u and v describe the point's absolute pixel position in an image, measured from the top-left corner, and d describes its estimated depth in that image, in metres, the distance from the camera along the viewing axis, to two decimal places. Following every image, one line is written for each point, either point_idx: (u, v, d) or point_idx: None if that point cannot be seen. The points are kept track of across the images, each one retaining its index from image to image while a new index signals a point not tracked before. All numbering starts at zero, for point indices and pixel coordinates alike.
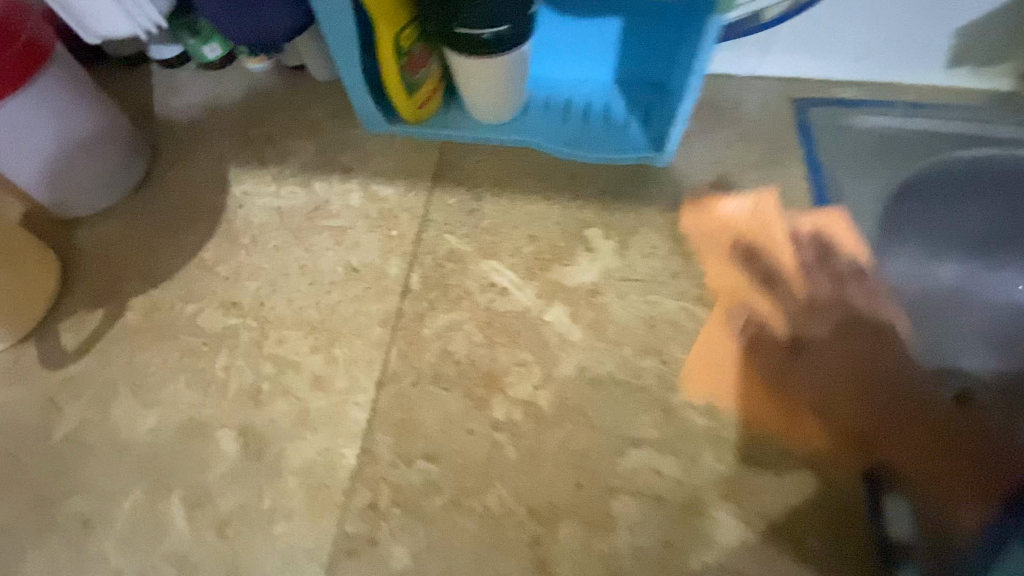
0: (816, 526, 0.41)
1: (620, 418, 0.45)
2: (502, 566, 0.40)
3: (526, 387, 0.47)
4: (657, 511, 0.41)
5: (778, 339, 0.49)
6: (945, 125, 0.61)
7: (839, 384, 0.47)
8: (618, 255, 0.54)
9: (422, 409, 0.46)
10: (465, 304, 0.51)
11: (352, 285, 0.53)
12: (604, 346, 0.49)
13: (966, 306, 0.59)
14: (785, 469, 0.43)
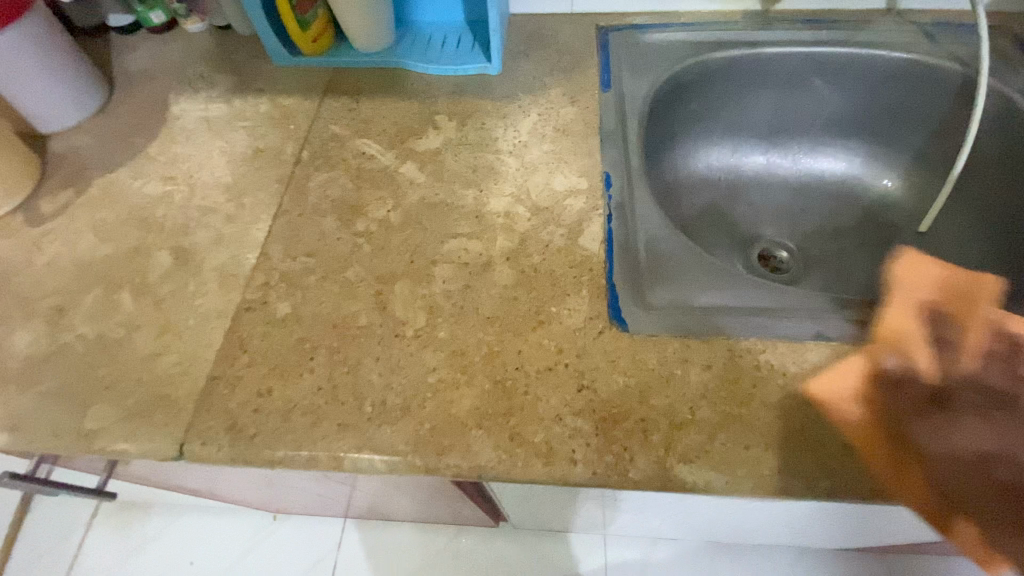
0: (578, 274, 0.59)
1: (445, 222, 0.63)
2: (353, 308, 0.57)
3: (382, 210, 0.65)
4: (464, 270, 0.59)
5: (568, 171, 0.67)
6: (700, 36, 0.83)
7: (619, 209, 0.64)
8: (457, 128, 0.72)
9: (304, 227, 0.64)
10: (341, 166, 0.69)
11: (259, 160, 0.71)
12: (440, 184, 0.67)
13: (687, 181, 0.91)
14: (559, 243, 0.61)
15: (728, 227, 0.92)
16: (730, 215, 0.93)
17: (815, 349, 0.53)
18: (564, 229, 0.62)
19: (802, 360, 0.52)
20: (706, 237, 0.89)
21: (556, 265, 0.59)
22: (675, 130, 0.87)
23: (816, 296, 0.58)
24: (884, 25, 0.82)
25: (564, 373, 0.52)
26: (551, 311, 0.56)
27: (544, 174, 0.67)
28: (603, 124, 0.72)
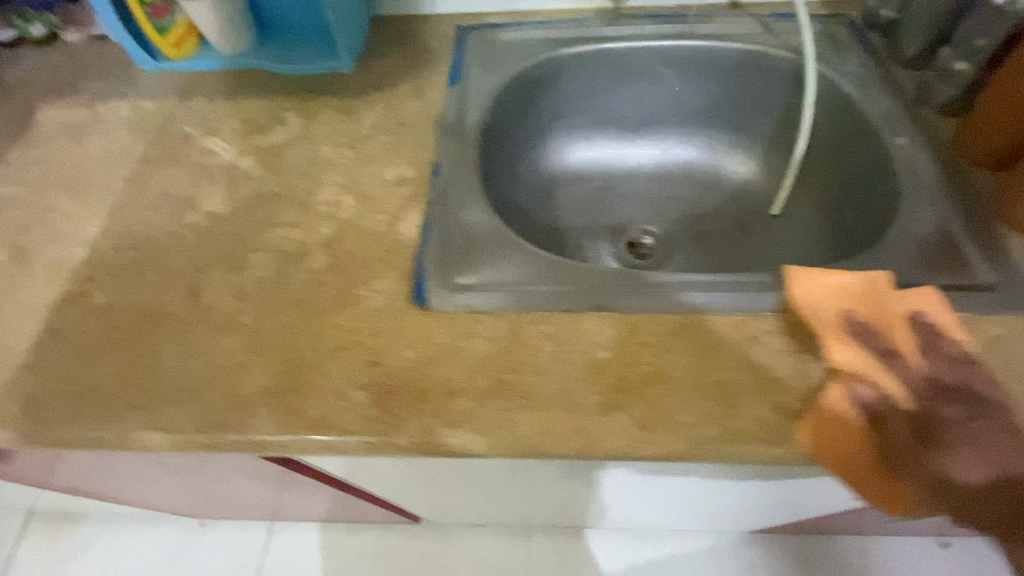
0: (388, 256, 0.60)
1: (271, 212, 0.65)
2: (167, 296, 0.59)
3: (213, 204, 0.67)
4: (278, 257, 0.61)
5: (399, 160, 0.69)
6: (552, 33, 0.86)
7: (438, 194, 0.66)
8: (302, 124, 0.75)
9: (137, 222, 0.66)
10: (185, 163, 0.72)
11: (109, 161, 0.73)
12: (274, 176, 0.69)
13: (549, 171, 0.94)
14: (376, 229, 0.63)
15: (600, 217, 0.94)
16: (601, 204, 0.95)
17: (590, 322, 0.55)
18: (384, 216, 0.64)
19: (575, 331, 0.55)
20: (575, 226, 0.92)
21: (369, 249, 0.61)
22: (537, 124, 0.91)
23: (608, 272, 0.60)
24: (724, 17, 0.85)
25: (352, 350, 0.54)
26: (354, 293, 0.58)
27: (375, 163, 0.69)
28: (440, 116, 0.74)
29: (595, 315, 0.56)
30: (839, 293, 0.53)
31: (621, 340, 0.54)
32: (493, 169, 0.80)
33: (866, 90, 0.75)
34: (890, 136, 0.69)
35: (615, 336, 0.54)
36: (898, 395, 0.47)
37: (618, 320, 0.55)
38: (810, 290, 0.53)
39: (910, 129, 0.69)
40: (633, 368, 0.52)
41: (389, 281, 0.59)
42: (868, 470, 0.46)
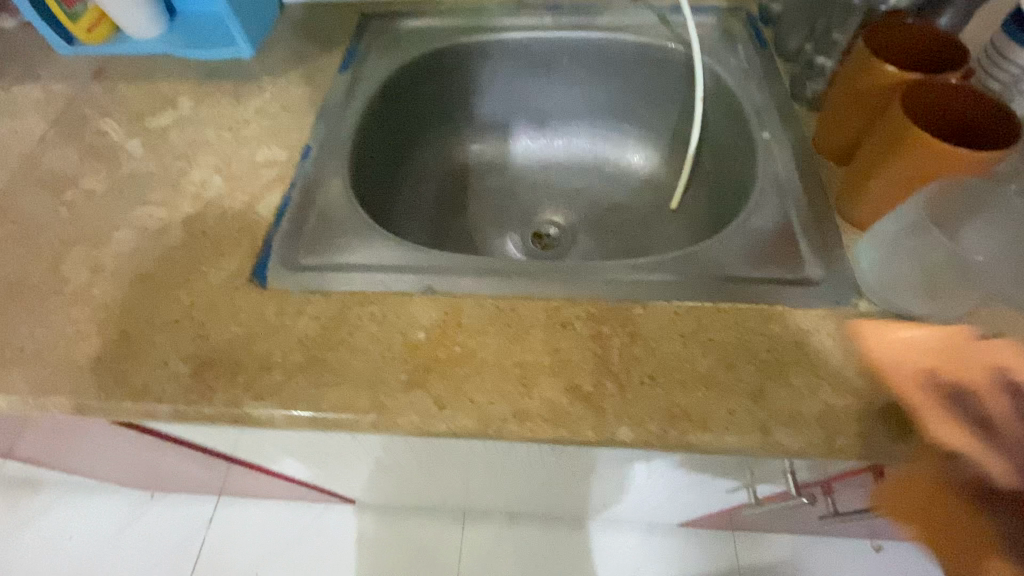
0: (240, 235, 0.63)
1: (143, 191, 0.68)
2: (30, 267, 0.62)
3: (92, 182, 0.70)
4: (139, 234, 0.64)
5: (273, 144, 0.72)
6: (454, 23, 0.88)
7: (302, 177, 0.68)
8: (192, 108, 0.78)
9: (20, 197, 0.69)
10: (76, 143, 0.75)
11: (8, 139, 0.77)
12: (155, 157, 0.72)
13: (455, 160, 0.96)
14: (235, 209, 0.65)
15: (506, 206, 0.95)
16: (508, 194, 0.96)
17: (416, 303, 0.56)
18: (247, 196, 0.67)
19: (399, 310, 0.56)
20: (478, 214, 0.94)
21: (224, 228, 0.64)
22: (441, 113, 0.92)
23: (448, 255, 0.62)
24: (619, 9, 0.87)
25: (185, 322, 0.56)
26: (202, 269, 0.60)
27: (250, 147, 0.72)
28: (323, 101, 0.76)
29: (422, 295, 0.57)
30: (907, 348, 0.47)
31: (439, 319, 0.55)
32: (382, 155, 0.82)
33: (745, 84, 0.75)
34: (756, 130, 0.69)
35: (436, 316, 0.55)
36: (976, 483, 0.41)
37: (442, 300, 0.56)
38: (881, 346, 0.48)
39: (777, 123, 0.69)
40: (443, 348, 0.53)
41: (236, 258, 0.61)
42: None
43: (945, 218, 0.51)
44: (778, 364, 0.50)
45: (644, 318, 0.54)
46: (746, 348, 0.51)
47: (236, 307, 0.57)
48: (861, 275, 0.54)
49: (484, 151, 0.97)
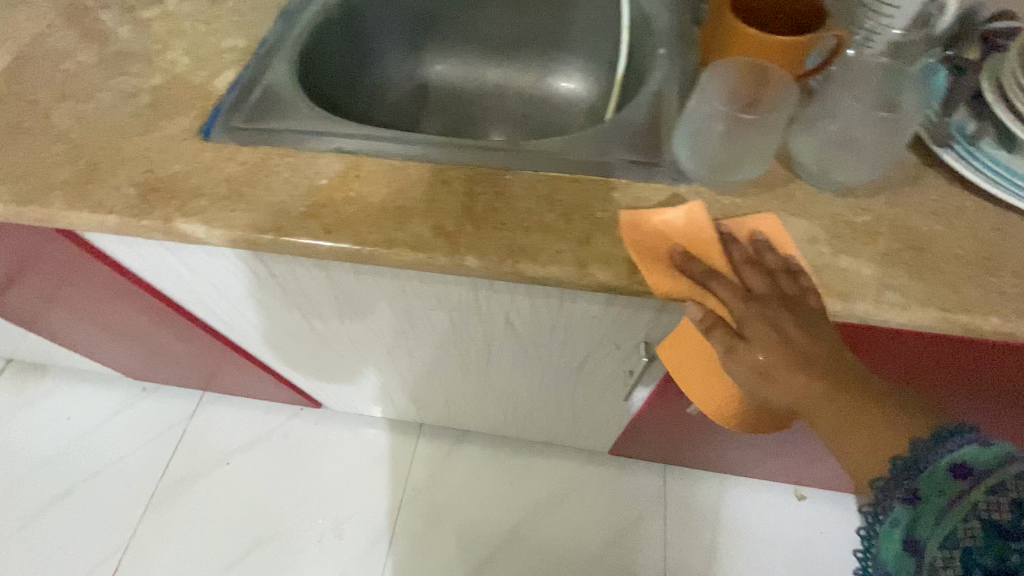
0: (195, 101, 0.74)
1: (124, 65, 0.81)
2: (23, 114, 0.75)
3: (85, 57, 0.82)
4: (115, 96, 0.76)
5: (235, 34, 0.83)
6: None
7: (255, 61, 0.79)
8: (176, 5, 0.90)
9: (24, 65, 0.82)
10: (76, 28, 0.87)
11: (21, 21, 0.90)
12: (138, 41, 0.84)
13: (412, 79, 1.05)
14: (195, 81, 0.77)
15: (458, 126, 1.05)
16: (462, 115, 1.06)
17: (325, 158, 0.66)
18: (206, 72, 0.78)
19: (310, 161, 0.66)
20: (432, 131, 1.03)
21: (182, 95, 0.75)
22: (403, 32, 1.01)
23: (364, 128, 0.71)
24: None
25: (139, 160, 0.68)
26: (159, 123, 0.72)
27: (217, 36, 0.83)
28: (285, 4, 0.86)
29: (333, 152, 0.67)
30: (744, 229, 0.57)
31: (342, 169, 0.65)
32: (342, 62, 0.92)
33: (659, 10, 0.83)
34: (655, 48, 0.78)
35: (340, 167, 0.65)
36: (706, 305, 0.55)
37: (348, 157, 0.66)
38: (678, 225, 0.57)
39: (673, 42, 0.77)
40: (340, 191, 0.63)
41: (187, 117, 0.73)
42: (694, 371, 0.63)
43: (754, 103, 0.58)
44: (607, 221, 0.59)
45: (512, 182, 0.63)
46: (587, 209, 0.60)
47: (182, 152, 0.69)
48: (678, 159, 0.62)
49: (440, 73, 1.06)
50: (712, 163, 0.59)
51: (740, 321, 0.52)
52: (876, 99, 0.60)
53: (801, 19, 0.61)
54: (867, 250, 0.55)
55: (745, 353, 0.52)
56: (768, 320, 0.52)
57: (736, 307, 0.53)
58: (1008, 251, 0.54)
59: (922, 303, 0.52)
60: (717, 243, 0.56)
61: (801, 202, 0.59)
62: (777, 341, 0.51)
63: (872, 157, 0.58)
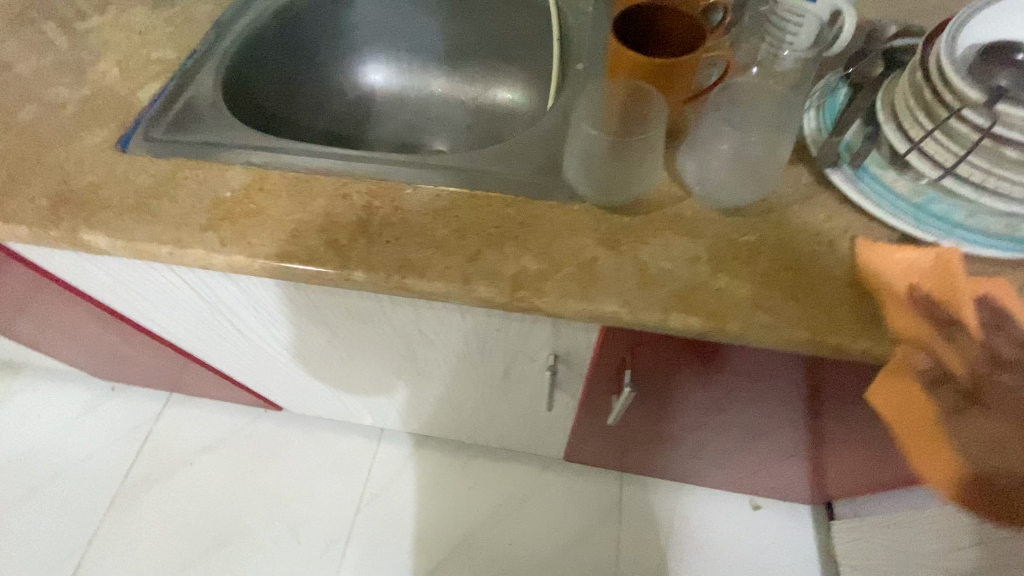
0: (118, 113, 0.76)
1: (57, 75, 0.82)
2: None
3: (21, 67, 0.84)
4: (44, 106, 0.78)
5: (167, 46, 0.84)
6: None
7: (180, 73, 0.80)
8: (116, 16, 0.91)
9: None
10: (18, 37, 0.89)
11: None
12: (75, 51, 0.86)
13: (354, 88, 1.04)
14: (122, 93, 0.78)
15: (403, 134, 1.05)
16: (407, 123, 1.06)
17: (233, 171, 0.67)
18: (134, 84, 0.80)
19: (218, 175, 0.67)
20: (376, 140, 1.04)
21: (107, 107, 0.77)
22: (344, 42, 1.00)
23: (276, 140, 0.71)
24: None
25: (57, 171, 0.70)
26: (81, 134, 0.74)
27: (150, 48, 0.85)
28: (218, 15, 0.87)
29: (243, 165, 0.68)
30: (913, 268, 0.53)
31: (248, 182, 0.66)
32: (278, 74, 0.92)
33: (584, 25, 0.84)
34: (575, 62, 0.79)
35: (246, 180, 0.66)
36: (949, 359, 0.49)
37: (255, 170, 0.67)
38: (880, 265, 0.54)
39: (592, 57, 0.78)
40: (242, 204, 0.64)
41: (108, 129, 0.74)
42: (924, 431, 0.49)
43: (623, 133, 0.58)
44: (498, 237, 0.59)
45: (411, 196, 0.64)
46: (480, 224, 0.61)
47: (99, 163, 0.70)
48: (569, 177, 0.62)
49: (381, 82, 1.05)
50: (595, 188, 0.60)
51: (980, 385, 0.48)
52: (763, 118, 0.63)
53: (682, 37, 0.59)
54: (747, 270, 0.56)
55: (976, 421, 0.48)
56: (1008, 387, 0.48)
57: (958, 361, 0.49)
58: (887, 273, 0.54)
59: (791, 324, 0.52)
60: (961, 295, 0.51)
61: (689, 221, 0.60)
62: (1009, 406, 0.47)
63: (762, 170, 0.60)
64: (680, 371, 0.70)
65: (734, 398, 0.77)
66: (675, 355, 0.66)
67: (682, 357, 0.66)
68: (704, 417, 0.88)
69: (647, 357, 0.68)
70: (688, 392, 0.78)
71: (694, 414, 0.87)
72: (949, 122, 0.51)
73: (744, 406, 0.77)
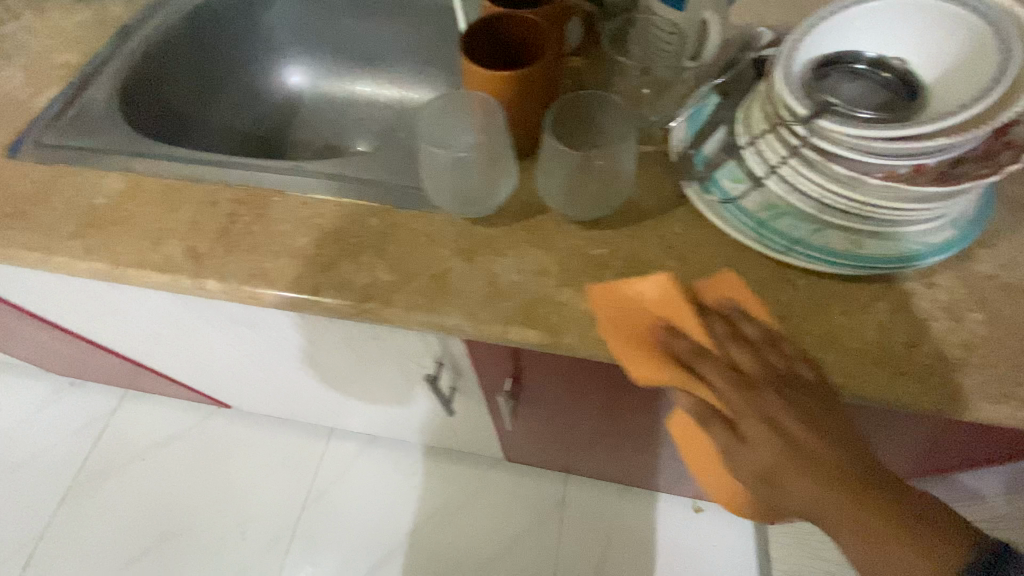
0: (12, 120, 0.76)
1: None
2: None
3: None
4: None
5: (71, 52, 0.84)
6: None
7: (79, 80, 0.80)
8: (27, 17, 0.91)
9: None
10: None
11: None
12: None
13: (276, 90, 1.04)
14: (18, 100, 0.79)
15: (325, 133, 1.03)
16: (330, 121, 1.03)
17: (110, 179, 0.67)
18: (33, 90, 0.80)
19: (96, 182, 0.67)
20: (298, 141, 1.02)
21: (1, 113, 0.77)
22: (262, 44, 1.01)
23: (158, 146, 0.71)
24: None
25: None
26: None
27: (55, 52, 0.85)
28: (125, 20, 0.88)
29: (121, 171, 0.68)
30: (641, 298, 0.55)
31: (123, 190, 0.66)
32: (190, 77, 0.93)
33: None
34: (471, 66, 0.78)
35: (121, 187, 0.66)
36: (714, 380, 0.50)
37: (131, 177, 0.67)
38: (610, 302, 0.55)
39: None
40: (113, 211, 0.64)
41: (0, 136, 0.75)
42: (694, 448, 0.58)
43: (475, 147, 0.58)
44: (355, 247, 0.59)
45: (277, 204, 0.63)
46: (340, 233, 0.60)
47: None
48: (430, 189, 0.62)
49: (302, 83, 1.04)
50: (455, 200, 0.60)
51: (738, 415, 0.48)
52: (613, 134, 0.60)
53: (534, 49, 0.58)
54: (594, 283, 0.56)
55: (746, 451, 0.48)
56: (767, 407, 0.48)
57: (727, 390, 0.49)
58: (730, 288, 0.55)
59: (625, 338, 0.53)
60: (654, 315, 0.54)
61: (548, 233, 0.60)
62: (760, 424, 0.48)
63: (616, 172, 0.58)
64: (558, 376, 0.71)
65: (626, 407, 0.77)
66: (548, 358, 0.67)
67: (554, 361, 0.67)
68: (610, 422, 0.88)
69: (524, 359, 0.69)
70: (582, 399, 0.78)
71: (598, 418, 0.87)
72: (786, 138, 0.50)
73: (636, 411, 0.78)
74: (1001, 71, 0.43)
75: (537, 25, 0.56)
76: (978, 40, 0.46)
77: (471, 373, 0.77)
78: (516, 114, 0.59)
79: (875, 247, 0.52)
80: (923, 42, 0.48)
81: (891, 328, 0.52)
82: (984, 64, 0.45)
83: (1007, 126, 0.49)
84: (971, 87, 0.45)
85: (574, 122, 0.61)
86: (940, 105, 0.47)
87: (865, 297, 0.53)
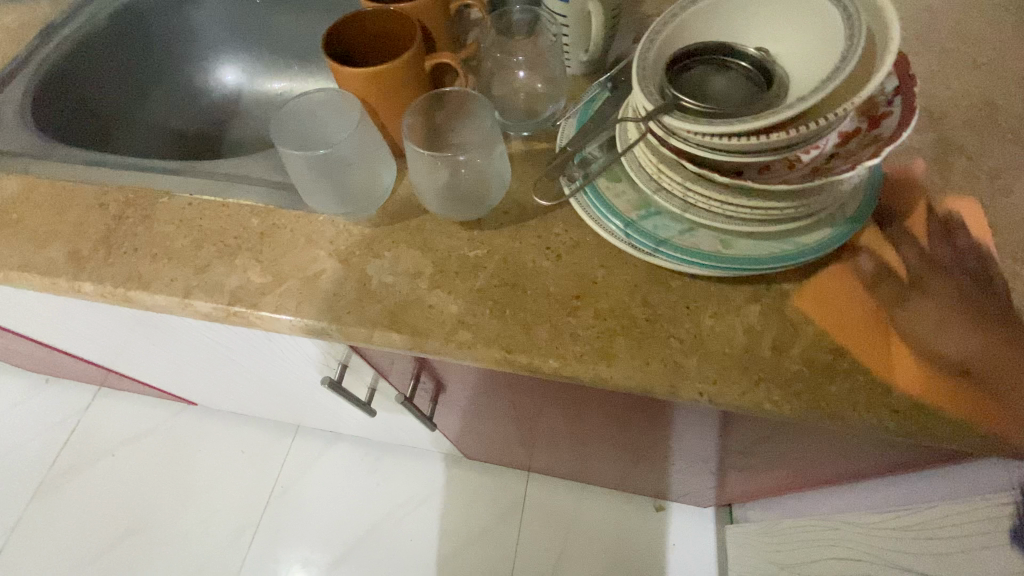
0: None
1: None
2: None
3: None
4: None
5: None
6: None
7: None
8: None
9: None
10: None
11: None
12: None
13: (210, 88, 1.05)
14: None
15: (262, 131, 1.02)
16: (267, 120, 1.03)
17: (6, 181, 0.67)
18: None
19: None
20: (232, 138, 1.02)
21: None
22: (197, 45, 1.02)
23: (57, 147, 0.70)
24: None
25: None
26: None
27: None
28: (49, 19, 0.88)
29: (16, 172, 0.68)
30: None
31: (16, 193, 0.66)
32: (118, 78, 0.94)
33: None
34: None
35: (15, 189, 0.66)
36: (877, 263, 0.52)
37: (25, 179, 0.67)
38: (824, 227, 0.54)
39: None
40: (2, 214, 0.64)
41: None
42: (882, 349, 0.48)
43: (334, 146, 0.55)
44: (232, 249, 0.59)
45: (163, 206, 0.63)
46: (218, 235, 0.60)
47: None
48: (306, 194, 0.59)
49: (235, 81, 1.05)
50: (332, 197, 0.57)
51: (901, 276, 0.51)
52: (480, 129, 0.58)
53: (400, 47, 0.58)
54: (464, 285, 0.54)
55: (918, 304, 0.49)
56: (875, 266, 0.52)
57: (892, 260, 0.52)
58: (601, 289, 0.53)
59: (488, 341, 0.51)
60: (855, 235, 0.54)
61: (427, 233, 0.58)
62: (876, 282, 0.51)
63: (486, 170, 0.57)
64: (463, 381, 0.69)
65: (540, 409, 0.74)
66: (446, 364, 0.65)
67: (453, 366, 0.65)
68: (535, 425, 0.86)
69: (424, 363, 0.67)
70: (496, 402, 0.76)
71: (523, 420, 0.85)
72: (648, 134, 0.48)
73: (552, 414, 0.75)
74: (847, 57, 0.40)
75: (406, 18, 0.55)
76: (835, 25, 0.43)
77: (380, 375, 0.75)
78: (394, 106, 0.57)
79: (746, 247, 0.50)
80: (785, 34, 0.46)
81: (761, 331, 0.50)
82: (833, 52, 0.42)
83: (881, 117, 0.46)
84: (823, 75, 0.42)
85: (456, 115, 0.60)
86: (796, 95, 0.44)
87: (739, 298, 0.51)
